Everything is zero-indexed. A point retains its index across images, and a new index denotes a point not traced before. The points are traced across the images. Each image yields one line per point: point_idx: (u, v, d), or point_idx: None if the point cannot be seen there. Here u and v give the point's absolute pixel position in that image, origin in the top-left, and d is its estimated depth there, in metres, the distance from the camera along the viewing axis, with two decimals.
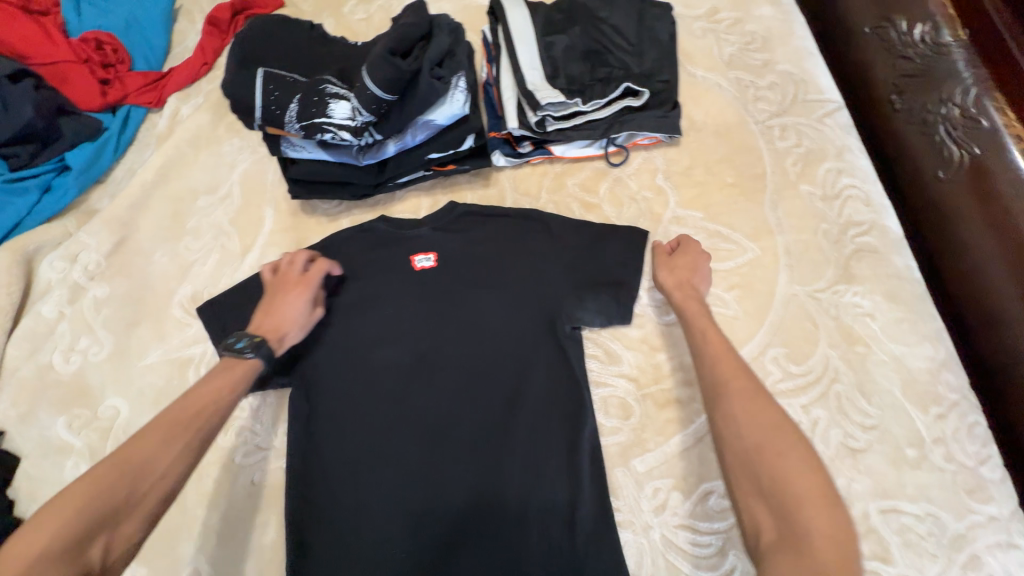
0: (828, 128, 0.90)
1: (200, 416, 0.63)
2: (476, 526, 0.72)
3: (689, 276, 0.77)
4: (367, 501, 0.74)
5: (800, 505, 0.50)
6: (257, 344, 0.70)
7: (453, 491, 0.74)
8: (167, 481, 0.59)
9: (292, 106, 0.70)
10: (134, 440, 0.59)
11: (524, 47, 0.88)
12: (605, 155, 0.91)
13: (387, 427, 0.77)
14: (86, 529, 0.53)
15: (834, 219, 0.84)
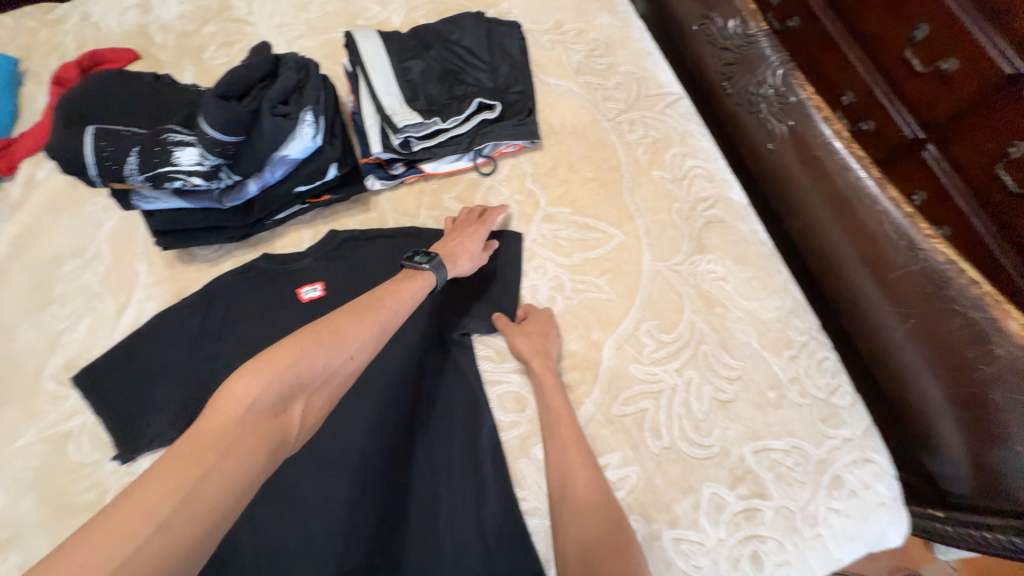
0: (671, 117, 1.00)
1: (387, 306, 0.71)
2: (388, 547, 0.73)
3: (542, 339, 0.81)
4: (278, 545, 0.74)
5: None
6: (433, 259, 0.79)
7: (363, 516, 0.75)
8: (359, 355, 0.66)
9: (132, 158, 0.70)
10: (351, 320, 0.67)
11: (379, 76, 0.92)
12: (476, 166, 0.96)
13: (290, 467, 0.78)
14: (287, 390, 0.58)
15: (684, 197, 0.93)
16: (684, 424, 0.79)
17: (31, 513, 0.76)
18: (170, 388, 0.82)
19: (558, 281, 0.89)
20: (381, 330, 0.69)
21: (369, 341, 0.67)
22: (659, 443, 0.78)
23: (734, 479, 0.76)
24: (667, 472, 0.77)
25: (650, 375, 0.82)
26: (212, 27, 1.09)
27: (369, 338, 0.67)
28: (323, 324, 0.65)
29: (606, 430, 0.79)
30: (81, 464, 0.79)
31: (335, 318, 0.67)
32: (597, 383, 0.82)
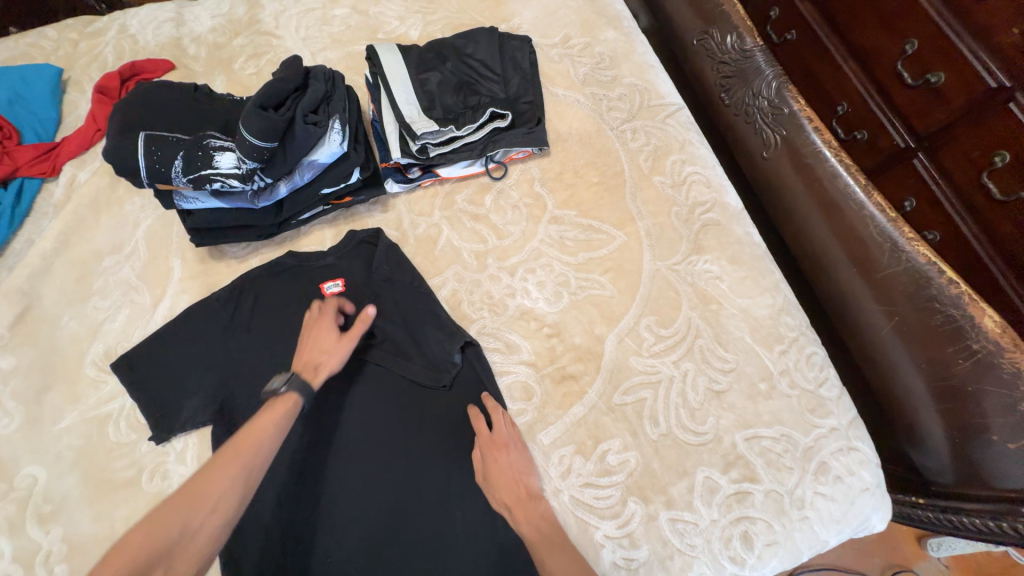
0: (671, 127, 1.06)
1: (246, 448, 0.66)
2: (404, 538, 0.78)
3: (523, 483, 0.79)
4: (303, 530, 0.79)
5: None
6: (292, 380, 0.74)
7: (379, 506, 0.80)
8: (225, 504, 0.61)
9: (177, 162, 0.77)
10: (210, 473, 0.62)
11: (399, 86, 0.99)
12: (487, 171, 1.02)
13: (311, 457, 0.83)
14: (144, 567, 0.53)
15: (683, 202, 0.99)
16: (680, 412, 0.85)
17: (74, 488, 0.82)
18: (202, 374, 0.88)
19: (564, 279, 0.95)
20: (247, 473, 0.64)
21: (234, 487, 0.62)
22: (656, 430, 0.84)
23: (726, 464, 0.82)
24: (664, 457, 0.82)
25: (649, 367, 0.88)
26: (242, 39, 1.16)
27: (232, 490, 0.62)
28: (183, 485, 0.60)
29: (607, 417, 0.85)
30: (121, 443, 0.85)
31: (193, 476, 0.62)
32: (599, 374, 0.88)
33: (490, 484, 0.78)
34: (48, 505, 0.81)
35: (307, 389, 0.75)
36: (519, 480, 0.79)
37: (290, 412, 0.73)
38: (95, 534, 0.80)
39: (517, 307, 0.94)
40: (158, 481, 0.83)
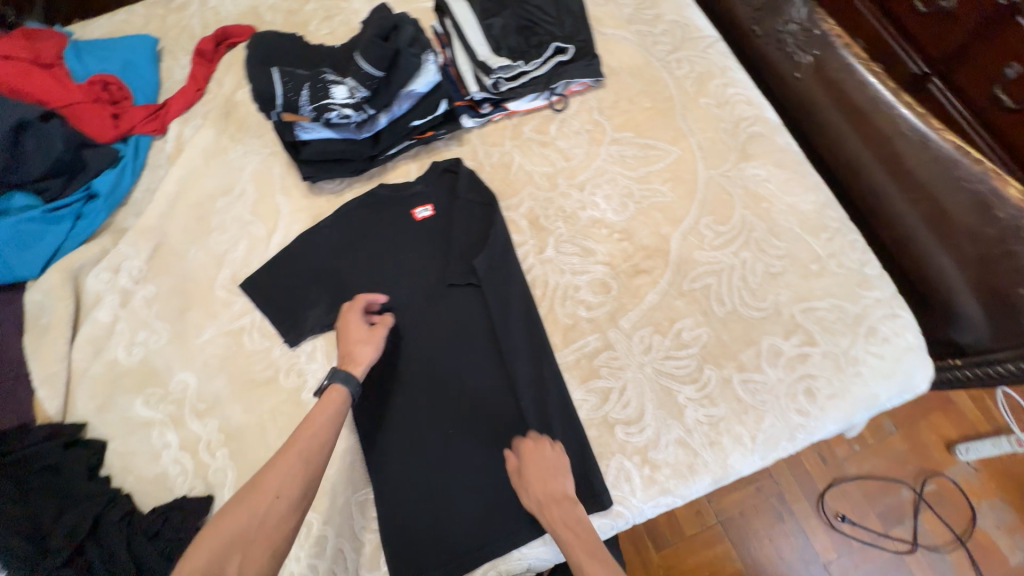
0: (712, 55, 1.17)
1: (300, 436, 0.72)
2: (499, 428, 0.91)
3: (550, 486, 0.78)
4: (425, 409, 0.92)
5: None
6: (332, 375, 0.81)
7: (476, 402, 0.93)
8: (287, 494, 0.67)
9: (303, 92, 0.89)
10: (273, 464, 0.69)
11: (470, 30, 1.11)
12: (550, 104, 1.14)
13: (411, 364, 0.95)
14: (223, 548, 0.63)
15: (729, 118, 1.11)
16: (743, 293, 0.96)
17: (224, 387, 0.95)
18: (319, 290, 1.00)
19: (628, 191, 1.07)
20: (308, 460, 0.70)
21: (288, 472, 0.68)
22: (723, 308, 0.96)
23: (787, 332, 0.94)
24: (732, 330, 0.94)
25: (711, 258, 1.00)
26: (313, 4, 1.28)
27: (290, 472, 0.68)
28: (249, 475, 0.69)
29: (679, 301, 0.97)
30: (257, 349, 0.97)
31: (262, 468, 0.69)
32: (668, 266, 1.00)
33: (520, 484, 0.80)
34: (203, 402, 0.94)
35: (352, 378, 0.81)
36: (552, 479, 0.79)
37: (343, 399, 0.79)
38: (247, 423, 0.92)
39: (588, 218, 1.06)
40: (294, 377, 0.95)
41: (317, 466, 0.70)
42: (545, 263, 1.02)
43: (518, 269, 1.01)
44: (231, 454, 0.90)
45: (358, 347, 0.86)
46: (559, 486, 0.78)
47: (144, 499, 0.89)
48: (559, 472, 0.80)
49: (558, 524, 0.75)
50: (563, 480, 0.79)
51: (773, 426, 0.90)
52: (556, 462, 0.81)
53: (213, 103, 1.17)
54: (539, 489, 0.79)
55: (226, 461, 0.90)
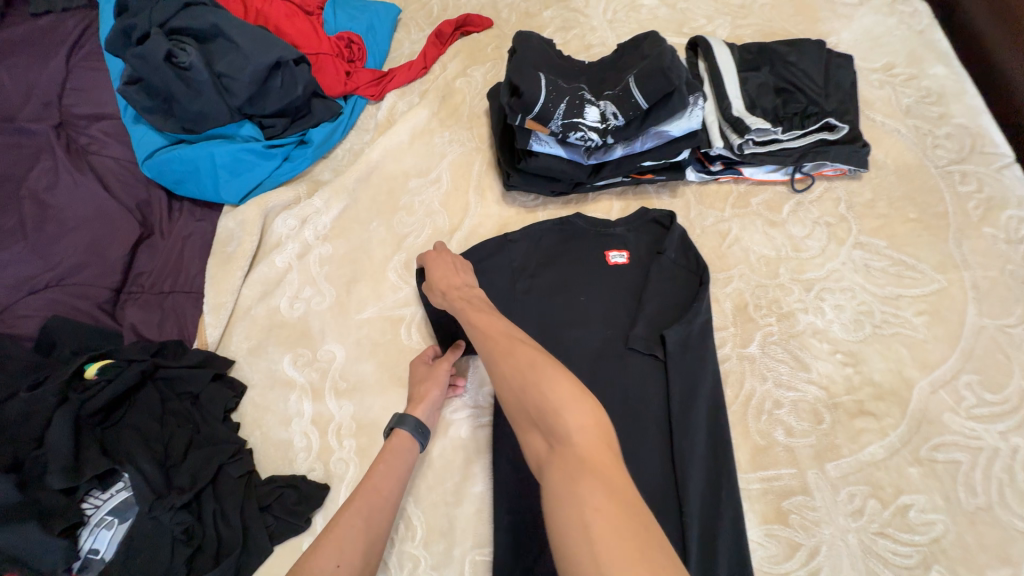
0: (1007, 179, 0.96)
1: (362, 494, 0.67)
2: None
3: (450, 274, 0.84)
4: None
5: (559, 417, 0.56)
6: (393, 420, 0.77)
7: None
8: (349, 566, 0.60)
9: (560, 105, 0.81)
10: (335, 532, 0.63)
11: (728, 79, 0.98)
12: (791, 181, 0.99)
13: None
14: None
15: (1020, 261, 0.89)
16: (1005, 491, 0.74)
17: (369, 374, 0.89)
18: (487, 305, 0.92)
19: (867, 309, 0.88)
20: (369, 529, 0.64)
21: (354, 543, 0.62)
22: (974, 501, 0.74)
23: None
24: (981, 534, 0.73)
25: (968, 430, 0.78)
26: (552, 12, 1.24)
27: (355, 542, 0.62)
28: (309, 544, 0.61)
29: (913, 469, 0.77)
30: (411, 347, 0.91)
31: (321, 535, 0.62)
32: (906, 419, 0.80)
33: (428, 284, 0.86)
34: (344, 382, 0.89)
35: (418, 427, 0.76)
36: (453, 273, 0.85)
37: (406, 450, 0.74)
38: (381, 421, 0.86)
39: (808, 324, 0.88)
40: None
41: (379, 535, 0.65)
42: (745, 361, 0.87)
43: (714, 355, 0.86)
44: (357, 449, 0.84)
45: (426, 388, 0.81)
46: (462, 279, 0.83)
47: (264, 461, 0.85)
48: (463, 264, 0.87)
49: (458, 303, 0.79)
50: (468, 273, 0.85)
51: None
52: (456, 264, 0.86)
53: (433, 84, 1.16)
54: (441, 285, 0.83)
55: (350, 454, 0.84)
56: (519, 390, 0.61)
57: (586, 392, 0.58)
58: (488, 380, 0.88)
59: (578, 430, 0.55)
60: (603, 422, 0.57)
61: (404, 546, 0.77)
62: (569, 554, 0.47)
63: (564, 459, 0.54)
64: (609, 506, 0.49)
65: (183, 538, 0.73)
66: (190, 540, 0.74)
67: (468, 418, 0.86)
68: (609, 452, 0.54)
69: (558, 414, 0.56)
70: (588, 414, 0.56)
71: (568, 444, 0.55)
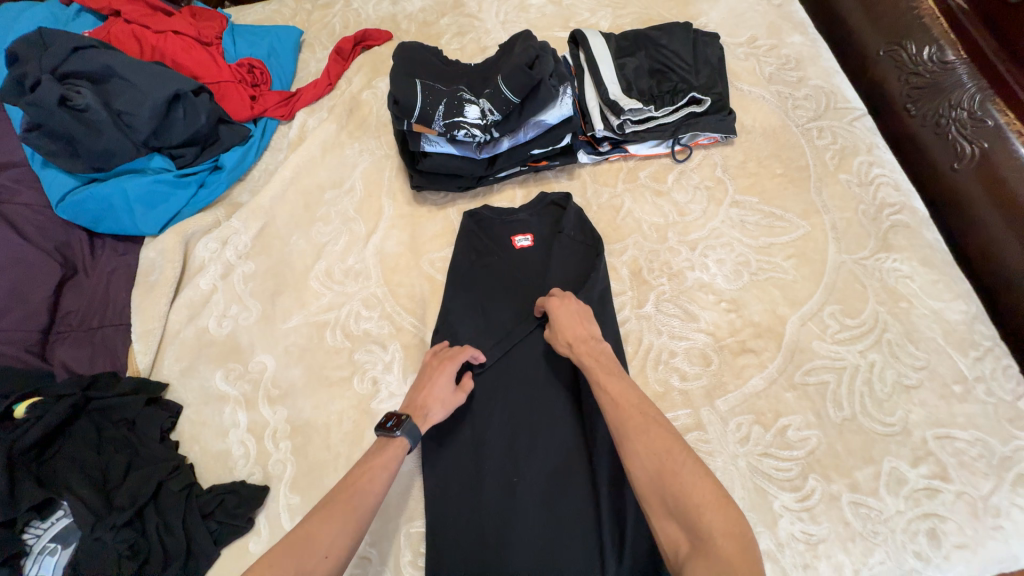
0: (857, 129, 1.07)
1: (357, 487, 0.69)
2: (568, 492, 0.80)
3: (581, 326, 0.83)
4: (490, 455, 0.84)
5: (698, 510, 0.56)
6: (403, 423, 0.76)
7: (548, 455, 0.83)
8: (336, 556, 0.61)
9: (439, 107, 0.89)
10: (326, 516, 0.65)
11: (604, 66, 1.06)
12: (672, 153, 1.08)
13: (488, 398, 0.88)
14: None
15: (870, 201, 1.00)
16: (866, 401, 0.85)
17: (299, 378, 0.95)
18: (407, 303, 1.00)
19: (744, 259, 0.98)
20: (357, 526, 0.65)
21: (343, 532, 0.63)
22: (841, 414, 0.85)
23: (915, 458, 0.81)
24: (848, 441, 0.83)
25: (833, 353, 0.89)
26: (448, 19, 1.31)
27: (343, 533, 0.63)
28: (292, 532, 0.62)
29: (789, 394, 0.87)
30: (337, 348, 0.96)
31: (310, 519, 0.64)
32: (780, 351, 0.90)
33: (551, 334, 0.84)
34: (276, 388, 0.94)
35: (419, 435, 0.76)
36: (579, 325, 0.83)
37: (397, 460, 0.74)
38: (314, 419, 0.91)
39: (695, 279, 0.98)
40: (368, 384, 0.93)
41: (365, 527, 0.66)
42: (642, 319, 0.95)
43: (615, 317, 0.94)
44: (292, 449, 0.89)
45: (430, 403, 0.80)
46: (589, 331, 0.82)
47: (205, 473, 0.89)
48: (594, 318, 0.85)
49: (585, 356, 0.78)
50: (593, 325, 0.83)
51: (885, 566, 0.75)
52: (584, 312, 0.85)
53: (339, 99, 1.21)
54: (565, 337, 0.82)
55: (287, 454, 0.89)
56: (654, 475, 0.61)
57: (710, 474, 0.60)
58: (412, 369, 0.94)
59: (711, 510, 0.56)
60: (730, 504, 0.57)
61: None
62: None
63: (703, 558, 0.53)
64: None
65: (129, 554, 0.77)
66: (137, 555, 0.77)
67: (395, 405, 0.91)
68: (750, 560, 0.52)
69: (702, 514, 0.56)
70: (729, 515, 0.56)
71: (707, 545, 0.54)
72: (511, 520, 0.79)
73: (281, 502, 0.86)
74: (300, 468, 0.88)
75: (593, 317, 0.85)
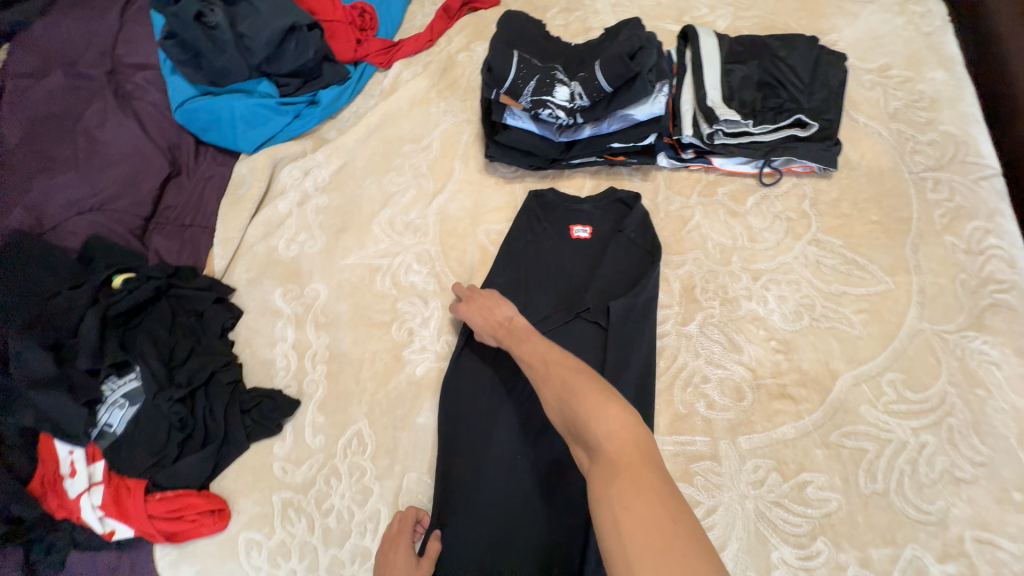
0: (982, 191, 0.95)
1: None
2: (567, 484, 0.81)
3: (494, 309, 0.86)
4: (500, 429, 0.86)
5: (587, 422, 0.61)
6: None
7: (556, 444, 0.83)
8: None
9: (530, 82, 0.89)
10: None
11: (709, 69, 1.00)
12: (759, 174, 1.02)
13: (510, 374, 0.89)
14: None
15: (973, 272, 0.90)
16: (905, 481, 0.79)
17: (345, 312, 1.02)
18: (456, 267, 1.03)
19: (809, 302, 0.92)
20: None
21: None
22: (872, 486, 0.79)
23: (945, 554, 0.75)
24: (872, 515, 0.78)
25: (881, 422, 0.83)
26: None
27: None
28: None
29: (819, 450, 0.82)
30: (384, 293, 1.02)
31: None
32: (823, 405, 0.85)
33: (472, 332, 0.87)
34: (324, 316, 1.02)
35: None
36: (493, 309, 0.86)
37: None
38: (350, 352, 0.98)
39: (749, 310, 0.93)
40: (404, 333, 0.98)
41: None
42: (683, 337, 0.93)
43: (654, 328, 0.92)
44: (327, 373, 0.97)
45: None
46: (501, 314, 0.85)
47: (250, 374, 1.00)
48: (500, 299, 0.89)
49: (506, 339, 0.82)
50: (503, 307, 0.86)
51: None
52: (489, 299, 0.89)
53: (437, 56, 1.23)
54: (485, 328, 0.85)
55: (321, 377, 0.97)
56: (559, 406, 0.67)
57: (603, 391, 0.63)
58: (446, 329, 0.98)
59: (595, 417, 0.60)
60: (621, 411, 0.60)
61: (355, 457, 0.90)
62: (603, 543, 0.52)
63: (599, 465, 0.58)
64: (639, 501, 0.51)
65: (178, 425, 0.88)
66: (184, 428, 0.89)
67: (425, 358, 0.96)
68: (638, 452, 0.56)
69: (590, 424, 0.60)
70: (616, 416, 0.59)
71: (599, 450, 0.58)
72: (506, 497, 0.82)
73: (308, 417, 0.94)
74: (329, 392, 0.96)
75: (498, 297, 0.89)
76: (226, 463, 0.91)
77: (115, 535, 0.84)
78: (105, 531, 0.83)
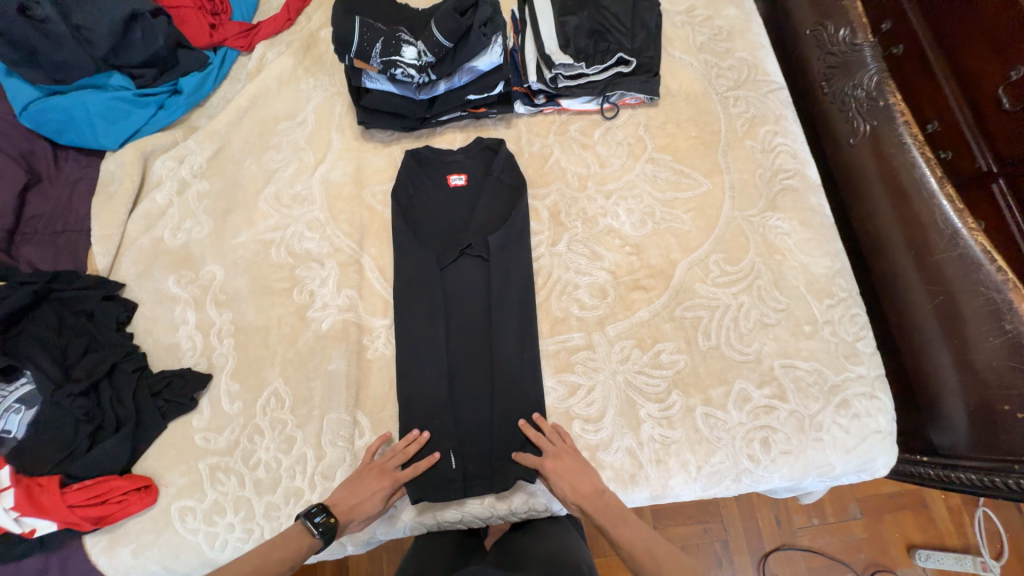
0: (770, 101, 1.18)
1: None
2: (471, 389, 0.98)
3: (579, 469, 0.86)
4: (408, 361, 0.98)
5: None
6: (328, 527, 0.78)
7: (455, 361, 1.00)
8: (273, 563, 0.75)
9: (377, 45, 0.99)
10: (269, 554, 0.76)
11: (543, 20, 1.13)
12: (601, 110, 1.18)
13: (411, 314, 1.01)
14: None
15: (768, 166, 1.12)
16: (730, 333, 1.00)
17: (243, 287, 1.06)
18: (347, 228, 1.10)
19: (650, 210, 1.10)
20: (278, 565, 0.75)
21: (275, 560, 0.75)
22: (707, 342, 0.99)
23: (762, 381, 0.96)
24: (709, 364, 0.98)
25: (710, 293, 1.03)
26: None
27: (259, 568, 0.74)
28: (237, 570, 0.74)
29: (668, 324, 1.01)
30: (280, 263, 1.07)
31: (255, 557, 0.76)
32: (667, 289, 1.04)
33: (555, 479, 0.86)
34: (223, 295, 1.05)
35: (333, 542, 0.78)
36: (580, 473, 0.86)
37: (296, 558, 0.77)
38: (255, 322, 1.03)
39: (605, 225, 1.10)
40: (305, 295, 1.05)
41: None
42: (554, 257, 1.07)
43: (529, 251, 1.06)
44: (235, 346, 1.02)
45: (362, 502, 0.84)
46: (586, 478, 0.85)
47: (155, 361, 1.02)
48: (587, 465, 0.87)
49: (596, 515, 0.81)
50: (592, 476, 0.86)
51: (722, 463, 0.92)
52: (576, 459, 0.88)
53: (297, 34, 1.27)
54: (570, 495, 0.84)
55: (229, 349, 1.01)
56: None
57: None
58: (345, 285, 1.06)
59: None
60: None
61: (276, 414, 0.97)
62: None
63: None
64: None
65: (85, 419, 0.89)
66: (93, 420, 0.90)
67: (329, 314, 1.03)
68: None
69: None
70: None
71: None
72: (423, 413, 0.95)
73: (222, 388, 0.99)
74: (240, 361, 1.01)
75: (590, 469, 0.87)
76: (144, 445, 0.94)
77: (37, 532, 0.83)
78: (24, 531, 0.82)
